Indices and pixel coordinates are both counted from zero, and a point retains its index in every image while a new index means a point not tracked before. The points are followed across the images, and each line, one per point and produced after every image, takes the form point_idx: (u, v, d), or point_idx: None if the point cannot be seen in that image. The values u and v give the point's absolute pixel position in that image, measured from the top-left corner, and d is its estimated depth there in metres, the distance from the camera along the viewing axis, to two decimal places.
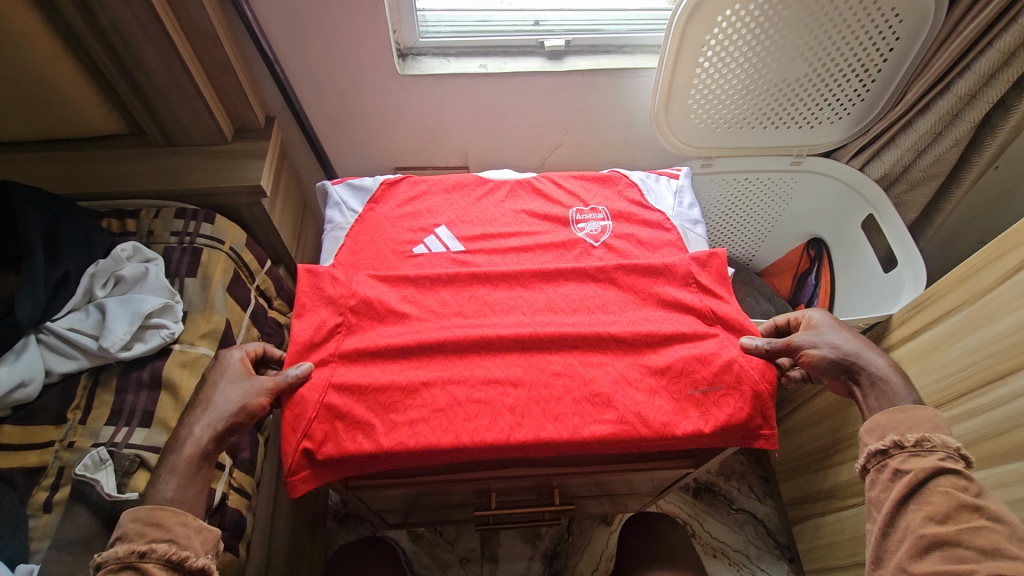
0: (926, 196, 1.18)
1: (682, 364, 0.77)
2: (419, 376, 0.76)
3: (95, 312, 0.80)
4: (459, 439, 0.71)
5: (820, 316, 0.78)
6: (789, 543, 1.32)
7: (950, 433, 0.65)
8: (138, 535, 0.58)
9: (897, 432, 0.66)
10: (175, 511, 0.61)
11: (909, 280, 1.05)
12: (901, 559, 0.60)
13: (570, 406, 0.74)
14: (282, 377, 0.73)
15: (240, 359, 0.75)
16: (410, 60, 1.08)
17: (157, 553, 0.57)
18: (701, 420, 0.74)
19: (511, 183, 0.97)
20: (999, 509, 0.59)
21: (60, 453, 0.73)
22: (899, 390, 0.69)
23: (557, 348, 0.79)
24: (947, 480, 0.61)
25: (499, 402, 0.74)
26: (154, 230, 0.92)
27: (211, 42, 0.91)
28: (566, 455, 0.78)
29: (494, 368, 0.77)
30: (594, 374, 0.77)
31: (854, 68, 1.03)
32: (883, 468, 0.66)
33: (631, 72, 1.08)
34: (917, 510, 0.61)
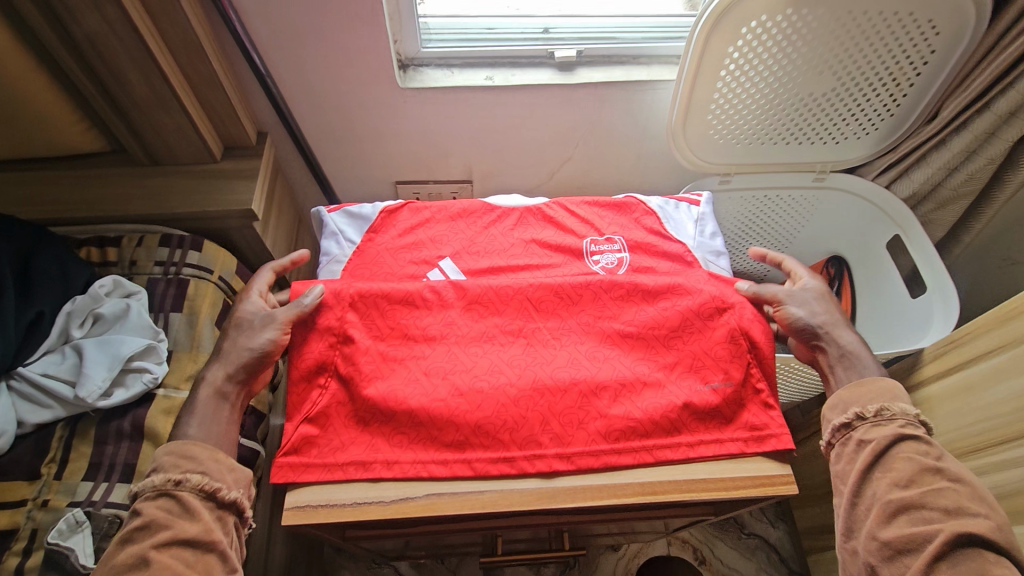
0: (954, 215, 1.11)
1: (691, 360, 0.76)
2: (421, 366, 0.74)
3: (71, 355, 0.74)
4: (461, 431, 0.70)
5: (814, 282, 0.83)
6: (803, 570, 1.26)
7: (908, 401, 0.71)
8: (173, 466, 0.63)
9: (858, 405, 0.72)
10: (209, 448, 0.65)
11: (939, 307, 0.99)
12: (871, 526, 0.64)
13: (576, 400, 0.72)
14: (297, 305, 0.74)
15: (258, 300, 0.77)
16: (411, 71, 1.01)
17: (190, 483, 0.62)
18: (707, 416, 0.72)
19: (520, 210, 0.90)
20: (957, 471, 0.65)
21: (33, 513, 0.67)
22: (867, 363, 0.75)
23: (560, 341, 0.77)
24: (908, 446, 0.67)
25: (502, 394, 0.72)
26: (136, 260, 0.86)
27: (196, 57, 0.84)
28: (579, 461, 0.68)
29: (499, 359, 0.75)
30: (601, 370, 0.75)
31: (884, 82, 0.97)
32: (847, 441, 0.71)
33: (647, 85, 1.02)
34: (882, 478, 0.66)
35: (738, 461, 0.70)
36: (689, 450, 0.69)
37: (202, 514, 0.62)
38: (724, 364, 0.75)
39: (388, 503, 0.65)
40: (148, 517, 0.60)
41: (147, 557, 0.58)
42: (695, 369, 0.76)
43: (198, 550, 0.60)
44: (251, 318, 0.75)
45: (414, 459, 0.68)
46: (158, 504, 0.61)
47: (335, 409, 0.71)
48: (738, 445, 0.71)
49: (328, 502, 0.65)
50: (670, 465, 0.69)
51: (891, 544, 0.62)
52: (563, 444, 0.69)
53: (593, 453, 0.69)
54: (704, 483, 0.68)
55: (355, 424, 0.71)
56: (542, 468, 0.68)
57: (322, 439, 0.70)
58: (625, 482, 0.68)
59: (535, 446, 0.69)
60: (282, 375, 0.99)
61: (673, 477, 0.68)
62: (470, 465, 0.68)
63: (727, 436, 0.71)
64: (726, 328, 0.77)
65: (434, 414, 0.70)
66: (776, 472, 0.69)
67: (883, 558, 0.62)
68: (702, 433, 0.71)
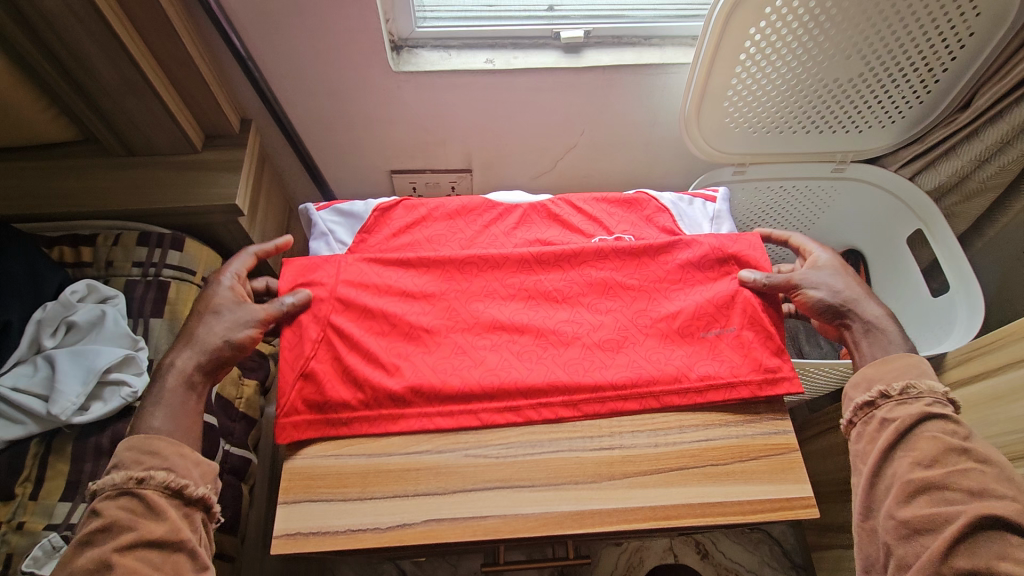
0: (979, 208, 1.05)
1: (697, 307, 0.72)
2: (422, 322, 0.71)
3: (44, 367, 0.69)
4: (466, 381, 0.67)
5: (828, 256, 0.77)
6: (806, 564, 1.24)
7: (937, 378, 0.65)
8: (135, 462, 0.57)
9: (883, 382, 0.66)
10: (175, 442, 0.60)
11: (963, 304, 0.94)
12: (889, 505, 0.60)
13: (581, 351, 0.70)
14: (277, 305, 0.68)
15: (233, 288, 0.70)
16: (405, 53, 0.93)
17: (154, 480, 0.57)
18: (716, 362, 0.69)
19: (523, 207, 0.84)
20: (986, 451, 0.60)
21: (7, 537, 0.63)
22: (895, 338, 0.69)
23: (565, 298, 0.74)
24: (935, 425, 0.62)
25: (506, 349, 0.70)
26: (112, 261, 0.81)
27: (169, 40, 0.77)
28: (583, 407, 0.66)
29: (500, 314, 0.72)
30: (603, 321, 0.72)
31: (916, 67, 0.90)
32: (870, 419, 0.66)
33: (659, 68, 0.94)
34: (904, 457, 0.61)
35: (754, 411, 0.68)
36: (697, 397, 0.67)
37: (168, 513, 0.56)
38: (734, 311, 0.72)
39: (384, 529, 0.59)
40: (109, 518, 0.54)
41: (109, 561, 0.53)
42: (699, 318, 0.72)
43: (166, 552, 0.55)
44: (220, 306, 0.68)
45: (421, 411, 0.66)
46: (120, 504, 0.56)
47: (333, 364, 0.67)
48: (750, 387, 0.67)
49: (321, 529, 0.60)
50: (684, 487, 0.62)
51: (909, 524, 0.57)
52: (570, 433, 0.65)
53: (601, 403, 0.67)
54: (720, 508, 0.62)
55: (343, 440, 0.65)
56: (547, 415, 0.66)
57: (320, 396, 0.65)
58: (635, 507, 0.61)
59: (546, 434, 0.65)
60: (273, 378, 0.94)
61: (688, 502, 0.61)
62: (466, 492, 0.61)
63: (739, 376, 0.68)
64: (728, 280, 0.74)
65: (438, 365, 0.68)
66: (796, 493, 0.63)
67: (898, 537, 0.58)
68: (716, 462, 0.64)
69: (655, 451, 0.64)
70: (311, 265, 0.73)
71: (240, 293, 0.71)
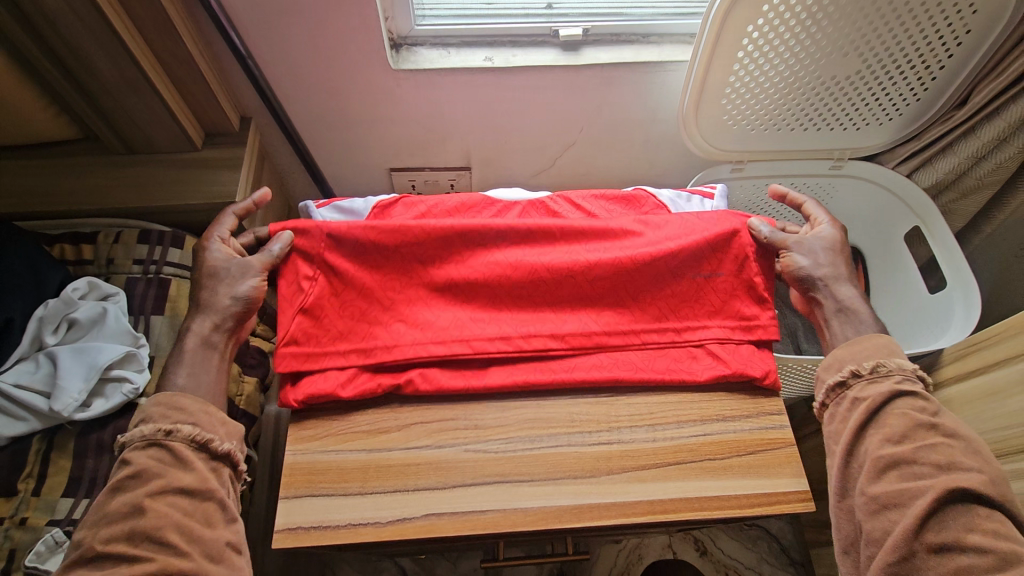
0: (975, 205, 1.06)
1: (696, 248, 0.72)
2: (426, 287, 0.71)
3: (46, 363, 0.69)
4: (460, 318, 0.70)
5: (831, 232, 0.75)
6: (804, 560, 1.24)
7: (905, 356, 0.66)
8: (163, 416, 0.60)
9: (854, 362, 0.67)
10: (199, 399, 0.62)
11: (960, 302, 0.95)
12: (861, 483, 0.61)
13: (571, 292, 0.72)
14: (266, 254, 0.68)
15: (223, 249, 0.71)
16: (404, 51, 0.94)
17: (182, 434, 0.59)
18: (696, 303, 0.72)
19: (522, 204, 0.84)
20: (952, 426, 0.61)
21: (10, 532, 0.63)
22: (866, 319, 0.70)
23: (560, 237, 0.73)
24: (904, 402, 0.62)
25: (502, 287, 0.71)
26: (113, 258, 0.81)
27: (169, 37, 0.77)
28: (568, 342, 0.69)
29: (496, 262, 0.71)
30: (600, 260, 0.72)
31: (913, 64, 0.90)
32: (842, 399, 0.66)
33: (657, 66, 0.95)
34: (875, 434, 0.62)
35: (753, 405, 0.68)
36: (676, 336, 0.70)
37: (196, 464, 0.59)
38: (722, 255, 0.73)
39: (384, 523, 0.59)
40: (140, 467, 0.57)
41: (142, 505, 0.55)
42: (693, 258, 0.72)
43: (195, 500, 0.57)
44: (217, 269, 0.69)
45: (412, 343, 0.67)
46: (149, 454, 0.58)
47: (326, 301, 0.69)
48: (726, 330, 0.70)
49: (322, 523, 0.59)
50: (682, 481, 0.63)
51: (880, 499, 0.58)
52: (570, 429, 0.65)
53: (586, 334, 0.70)
54: (718, 501, 0.62)
55: (344, 436, 0.64)
56: (537, 346, 0.68)
57: (314, 329, 0.68)
58: (633, 501, 0.61)
59: (545, 430, 0.65)
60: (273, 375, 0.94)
61: (687, 496, 0.62)
62: (466, 488, 0.61)
63: (714, 321, 0.71)
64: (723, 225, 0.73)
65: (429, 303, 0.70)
66: (792, 487, 0.63)
67: (869, 513, 0.58)
68: (713, 456, 0.64)
69: (653, 445, 0.65)
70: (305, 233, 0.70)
71: (232, 253, 0.72)
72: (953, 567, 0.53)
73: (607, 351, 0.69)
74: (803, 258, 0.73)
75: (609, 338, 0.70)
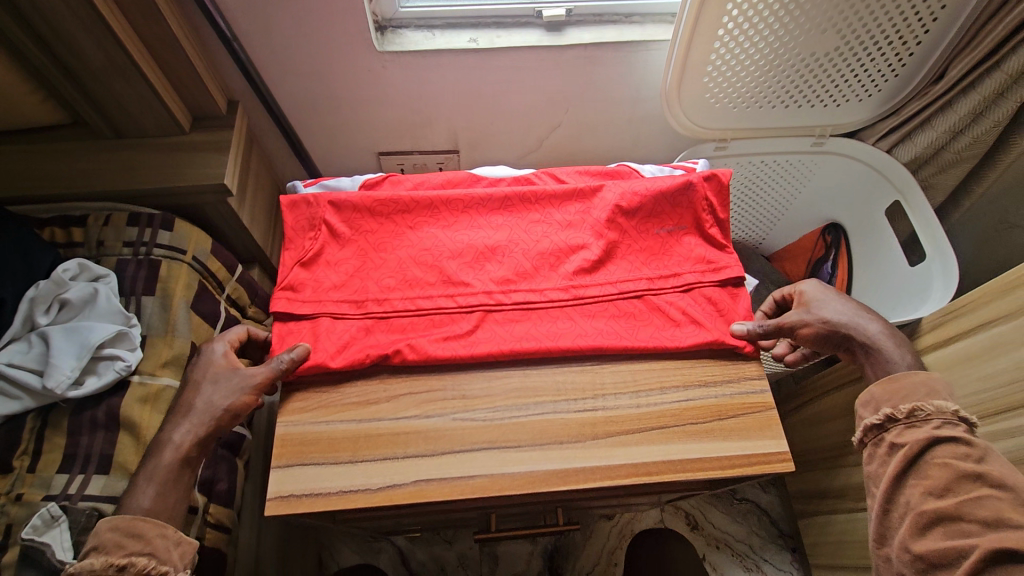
0: (955, 179, 1.08)
1: (655, 202, 0.77)
2: (410, 255, 0.75)
3: (38, 343, 0.70)
4: (443, 276, 0.74)
5: (815, 293, 0.77)
6: (792, 531, 1.27)
7: (946, 398, 0.66)
8: (117, 547, 0.55)
9: (890, 405, 0.67)
10: (158, 523, 0.58)
11: (938, 274, 0.97)
12: (904, 537, 0.61)
13: (547, 249, 0.76)
14: (272, 365, 0.65)
15: (224, 355, 0.68)
16: (389, 33, 0.95)
17: (135, 568, 0.54)
18: (664, 253, 0.76)
19: (507, 178, 0.85)
20: (1000, 474, 0.59)
21: (6, 508, 0.64)
22: (893, 355, 0.71)
23: (537, 199, 0.79)
24: (944, 450, 0.62)
25: (482, 248, 0.76)
26: (103, 240, 0.82)
27: (154, 20, 0.77)
28: (547, 293, 0.73)
29: (475, 227, 0.78)
30: (570, 221, 0.78)
31: (891, 40, 0.92)
32: (881, 442, 0.67)
33: (640, 45, 0.96)
34: (916, 486, 0.62)
35: (733, 370, 0.69)
36: (647, 284, 0.73)
37: None
38: (683, 207, 0.77)
39: (375, 489, 0.60)
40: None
41: None
42: (654, 212, 0.78)
43: None
44: (215, 376, 0.66)
45: (402, 296, 0.72)
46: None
47: (326, 253, 0.74)
48: (695, 275, 0.74)
49: (313, 490, 0.60)
50: (666, 445, 0.64)
51: (925, 558, 0.58)
52: (556, 397, 0.66)
53: (565, 293, 0.73)
54: (701, 463, 0.63)
55: (334, 408, 0.65)
56: (517, 299, 0.72)
57: (313, 279, 0.72)
58: (619, 464, 0.62)
59: (532, 398, 0.66)
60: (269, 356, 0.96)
61: (670, 458, 0.63)
62: (455, 454, 0.62)
63: (684, 269, 0.74)
64: (681, 178, 0.78)
65: (419, 261, 0.75)
66: (773, 449, 0.64)
67: (917, 570, 0.59)
68: (697, 420, 0.65)
69: (638, 411, 0.66)
70: (296, 219, 0.75)
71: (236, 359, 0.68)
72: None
73: (585, 313, 0.72)
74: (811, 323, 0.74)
75: (587, 289, 0.73)
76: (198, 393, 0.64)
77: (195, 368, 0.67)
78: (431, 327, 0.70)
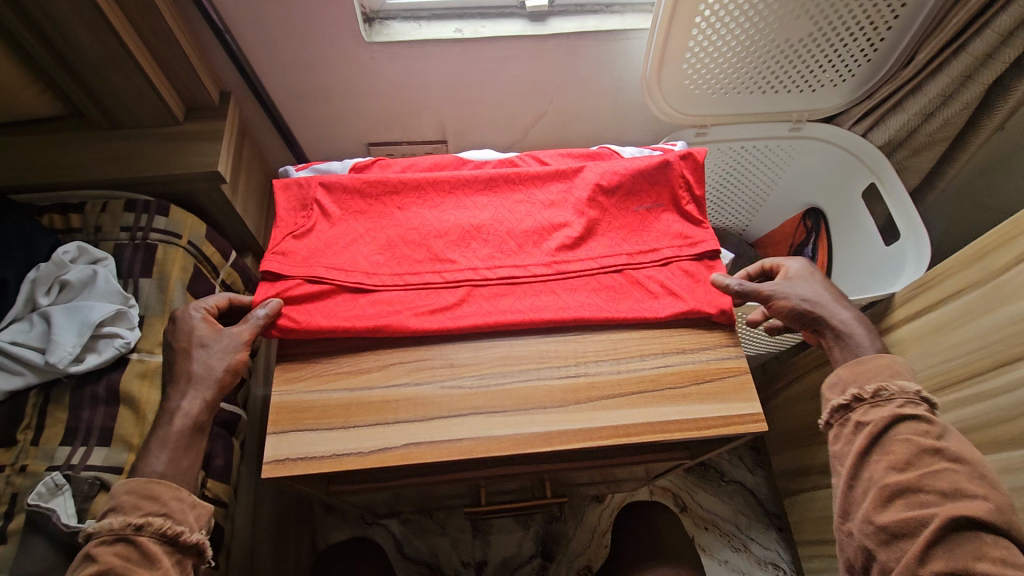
0: (928, 161, 1.12)
1: (634, 182, 0.81)
2: (399, 235, 0.78)
3: (39, 322, 0.73)
4: (431, 254, 0.77)
5: (802, 268, 0.76)
6: (778, 511, 1.30)
7: (909, 378, 0.65)
8: (134, 508, 0.56)
9: (856, 385, 0.66)
10: (171, 485, 0.59)
11: (911, 252, 1.00)
12: (866, 510, 0.60)
13: (531, 229, 0.79)
14: (253, 322, 0.68)
15: (204, 320, 0.69)
16: (377, 25, 0.98)
17: (152, 527, 0.55)
18: (642, 230, 0.79)
19: (493, 160, 0.88)
20: (958, 449, 0.59)
21: (11, 478, 0.67)
22: (863, 341, 0.69)
23: (521, 180, 0.82)
24: (907, 428, 0.61)
25: (468, 227, 0.79)
26: (101, 226, 0.85)
27: (149, 12, 0.80)
28: (530, 269, 0.75)
29: (462, 208, 0.81)
30: (553, 200, 0.81)
31: (861, 26, 0.95)
32: (846, 421, 0.66)
33: (620, 34, 0.99)
34: (879, 461, 0.61)
35: (709, 339, 0.72)
36: (627, 259, 0.76)
37: (164, 561, 0.55)
38: (660, 186, 0.81)
39: (367, 452, 0.63)
40: (104, 566, 0.53)
41: None
42: (633, 191, 0.81)
43: None
44: (199, 341, 0.67)
45: (390, 273, 0.74)
46: (115, 550, 0.54)
47: (317, 230, 0.76)
48: (673, 250, 0.77)
49: (305, 454, 0.63)
50: (644, 407, 0.67)
51: (887, 529, 0.58)
52: (540, 364, 0.69)
53: (548, 268, 0.76)
54: (677, 424, 0.66)
55: (326, 378, 0.68)
56: (502, 275, 0.75)
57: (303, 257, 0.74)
58: (598, 426, 0.65)
59: (516, 366, 0.69)
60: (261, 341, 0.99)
61: (647, 420, 0.66)
62: (443, 419, 0.65)
63: (662, 244, 0.78)
64: (659, 157, 0.81)
65: (406, 240, 0.78)
66: (745, 410, 0.67)
67: (879, 543, 0.58)
68: (674, 384, 0.69)
69: (618, 376, 0.69)
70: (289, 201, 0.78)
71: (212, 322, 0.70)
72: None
73: (567, 286, 0.74)
74: (788, 297, 0.73)
75: (569, 264, 0.76)
76: (190, 360, 0.66)
77: (177, 337, 0.67)
78: (419, 301, 0.73)
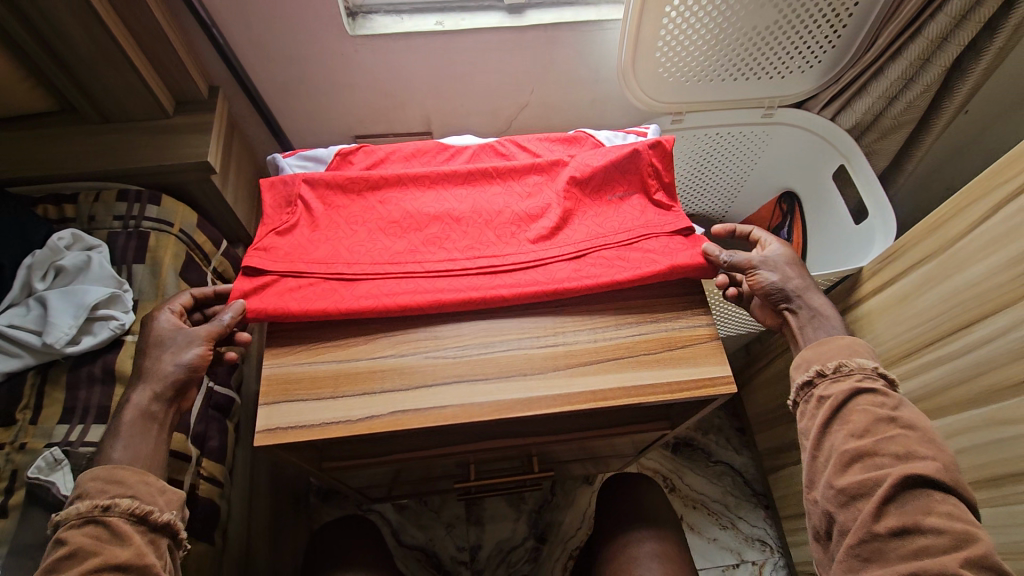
0: (895, 143, 1.17)
1: (606, 168, 0.84)
2: (382, 225, 0.81)
3: (35, 306, 0.75)
4: (412, 244, 0.80)
5: (786, 248, 0.79)
6: (765, 490, 1.34)
7: (868, 355, 0.68)
8: (100, 492, 0.57)
9: (819, 362, 0.70)
10: (137, 470, 0.60)
11: (878, 227, 1.05)
12: (828, 476, 0.63)
13: (508, 217, 0.82)
14: (217, 324, 0.69)
15: (171, 320, 0.71)
16: (360, 19, 1.01)
17: (120, 507, 0.57)
18: (615, 214, 0.83)
19: (473, 147, 0.92)
20: (912, 418, 0.63)
21: (11, 456, 0.69)
22: (834, 324, 0.73)
23: (498, 173, 0.86)
24: (865, 399, 0.64)
25: (447, 217, 0.82)
26: (95, 216, 0.88)
27: (138, 7, 0.83)
28: (507, 252, 0.78)
29: (441, 198, 0.84)
30: (529, 190, 0.85)
31: (824, 13, 0.99)
32: (810, 398, 0.69)
33: (595, 25, 1.03)
34: (840, 430, 0.64)
35: (681, 314, 0.75)
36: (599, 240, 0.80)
37: (135, 538, 0.56)
38: (631, 174, 0.85)
39: (356, 419, 0.66)
40: (73, 546, 0.54)
41: None
42: (606, 178, 0.85)
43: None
44: (166, 339, 0.69)
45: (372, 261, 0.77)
46: (84, 531, 0.55)
47: (301, 221, 0.79)
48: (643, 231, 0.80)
49: (296, 423, 0.66)
50: (621, 372, 0.70)
51: (846, 491, 0.60)
52: (520, 334, 0.73)
53: (524, 251, 0.78)
54: (652, 387, 0.69)
55: (315, 351, 0.71)
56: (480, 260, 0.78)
57: (287, 247, 0.77)
58: (577, 391, 0.68)
59: (499, 337, 0.72)
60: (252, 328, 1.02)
61: (622, 384, 0.69)
62: (428, 387, 0.68)
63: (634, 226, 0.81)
64: (630, 147, 0.85)
65: (389, 231, 0.81)
66: (715, 373, 0.71)
67: (838, 505, 0.61)
68: (649, 351, 0.72)
69: (595, 344, 0.72)
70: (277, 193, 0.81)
71: (180, 321, 0.72)
72: (912, 547, 0.55)
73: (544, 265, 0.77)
74: (770, 274, 0.76)
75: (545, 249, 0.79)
76: (180, 343, 0.68)
77: (147, 334, 0.69)
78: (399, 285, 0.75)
